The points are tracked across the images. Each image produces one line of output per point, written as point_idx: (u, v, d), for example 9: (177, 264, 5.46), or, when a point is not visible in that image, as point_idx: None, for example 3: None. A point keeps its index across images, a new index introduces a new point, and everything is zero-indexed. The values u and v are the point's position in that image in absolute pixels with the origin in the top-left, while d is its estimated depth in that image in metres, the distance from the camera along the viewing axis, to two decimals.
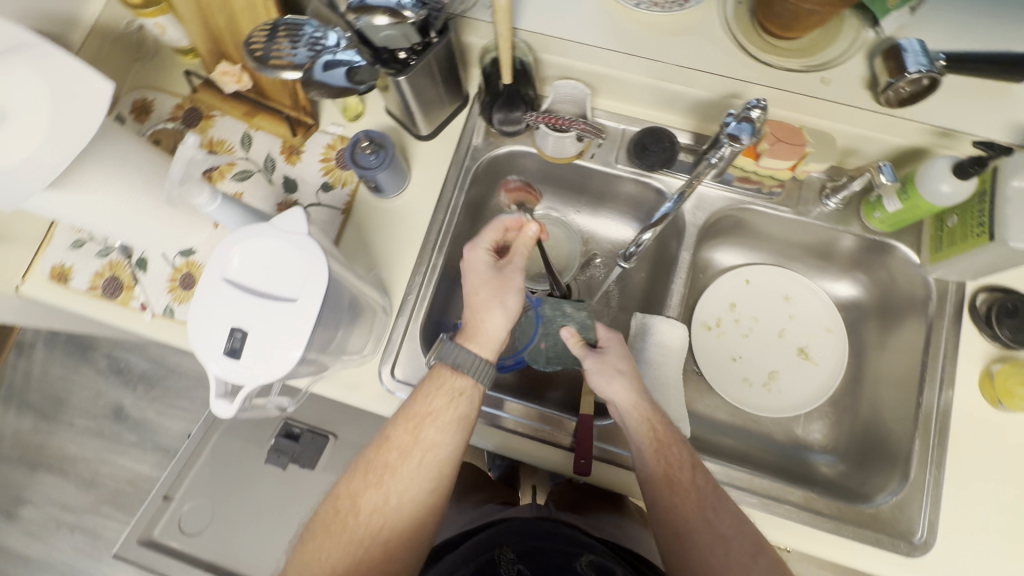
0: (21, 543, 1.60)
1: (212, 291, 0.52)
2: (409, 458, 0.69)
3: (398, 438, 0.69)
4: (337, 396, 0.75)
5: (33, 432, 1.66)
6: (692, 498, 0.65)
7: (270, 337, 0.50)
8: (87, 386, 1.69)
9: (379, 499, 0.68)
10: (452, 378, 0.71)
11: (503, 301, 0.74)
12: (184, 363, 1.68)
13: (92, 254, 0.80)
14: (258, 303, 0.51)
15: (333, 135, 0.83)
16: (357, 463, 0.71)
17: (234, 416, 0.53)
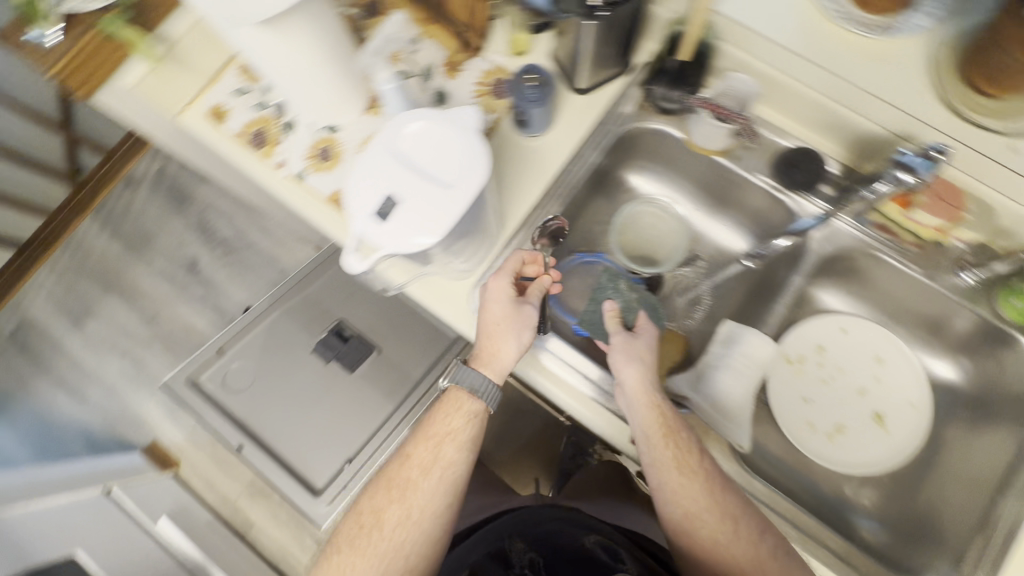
0: (78, 349, 1.74)
1: (382, 153, 0.55)
2: (429, 476, 0.77)
3: (417, 456, 0.78)
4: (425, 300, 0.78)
5: (117, 257, 1.80)
6: (704, 482, 0.66)
7: (419, 214, 0.54)
8: (174, 234, 1.81)
9: (402, 509, 0.77)
10: (467, 401, 0.78)
11: (518, 336, 0.73)
12: (262, 241, 1.78)
13: (250, 103, 0.86)
14: (420, 180, 0.54)
15: (493, 63, 0.86)
16: (380, 480, 0.80)
17: (359, 273, 0.56)
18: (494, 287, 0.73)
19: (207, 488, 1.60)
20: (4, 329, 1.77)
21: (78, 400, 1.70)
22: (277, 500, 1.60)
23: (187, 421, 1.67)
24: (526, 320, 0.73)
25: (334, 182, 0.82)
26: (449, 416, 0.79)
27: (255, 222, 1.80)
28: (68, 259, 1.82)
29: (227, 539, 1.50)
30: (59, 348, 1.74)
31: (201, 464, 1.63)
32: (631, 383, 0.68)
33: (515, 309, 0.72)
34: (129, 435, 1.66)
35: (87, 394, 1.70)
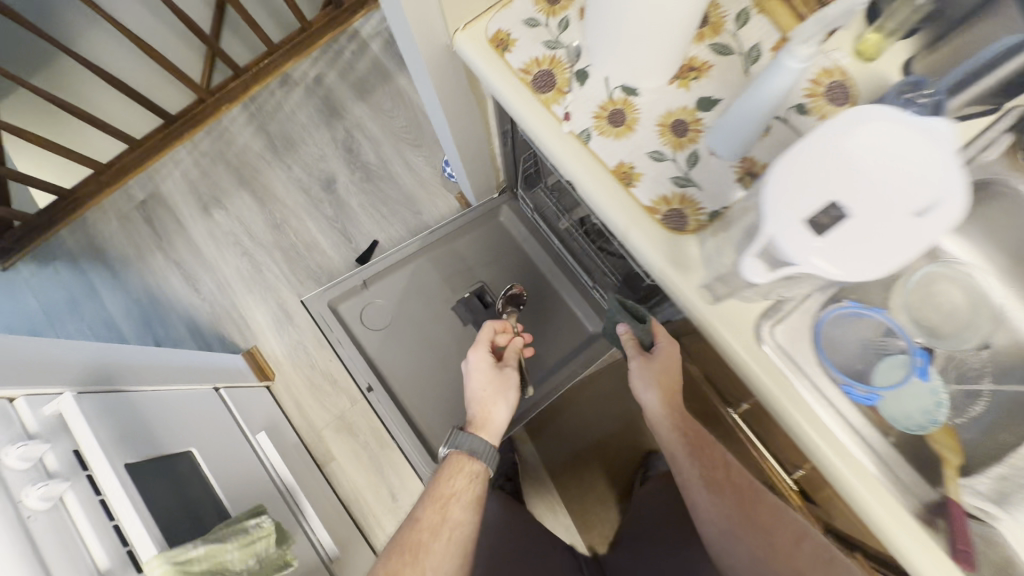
0: (201, 236, 1.71)
1: (826, 150, 0.45)
2: (440, 535, 0.92)
3: (428, 515, 0.94)
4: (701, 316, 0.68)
5: (257, 155, 1.75)
6: (732, 493, 0.82)
7: (866, 235, 0.44)
8: (317, 145, 1.75)
9: (425, 551, 0.91)
10: (468, 464, 1.01)
11: (504, 395, 1.09)
12: (404, 177, 1.71)
13: (540, 39, 0.76)
14: (882, 192, 0.44)
15: (833, 62, 0.72)
16: (393, 548, 0.92)
17: (755, 283, 0.50)
18: (475, 374, 1.10)
19: (296, 410, 1.57)
20: (136, 197, 1.75)
21: (191, 286, 1.68)
22: (361, 442, 1.55)
23: (291, 337, 1.63)
24: (507, 382, 1.10)
25: (621, 153, 0.71)
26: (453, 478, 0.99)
27: (401, 155, 1.72)
28: (210, 144, 1.78)
29: (310, 467, 1.47)
30: (183, 230, 1.72)
31: (295, 384, 1.59)
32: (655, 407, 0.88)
33: (497, 374, 1.11)
34: (233, 336, 1.63)
35: (201, 284, 1.67)
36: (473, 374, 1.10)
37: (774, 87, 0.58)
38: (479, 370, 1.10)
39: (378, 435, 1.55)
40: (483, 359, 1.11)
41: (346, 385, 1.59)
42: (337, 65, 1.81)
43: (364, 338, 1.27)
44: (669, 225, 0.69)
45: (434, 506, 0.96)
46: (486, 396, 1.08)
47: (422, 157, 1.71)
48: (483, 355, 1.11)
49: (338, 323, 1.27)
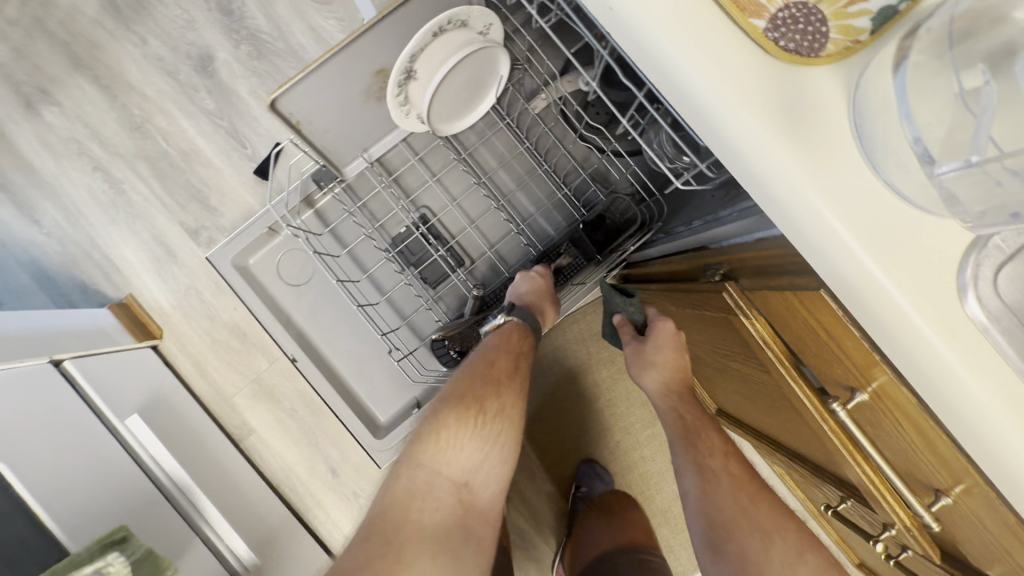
0: (30, 146, 1.21)
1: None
2: (512, 383, 0.75)
3: (502, 362, 0.75)
4: (853, 246, 0.31)
5: (94, 23, 1.21)
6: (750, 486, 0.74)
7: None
8: (181, 5, 1.21)
9: (491, 398, 0.72)
10: (529, 331, 0.82)
11: (553, 314, 0.88)
12: (312, 51, 1.22)
13: None
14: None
15: None
16: (465, 376, 0.73)
17: None
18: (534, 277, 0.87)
19: (197, 375, 1.20)
20: None
21: (28, 216, 1.21)
22: (287, 410, 1.21)
23: (177, 282, 1.21)
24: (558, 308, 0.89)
25: None
26: (517, 338, 0.80)
27: (303, 17, 1.21)
28: (18, 7, 1.21)
29: (221, 447, 1.14)
30: (3, 137, 1.21)
31: (191, 342, 1.20)
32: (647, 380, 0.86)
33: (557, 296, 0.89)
34: (99, 282, 1.21)
35: (41, 212, 1.21)
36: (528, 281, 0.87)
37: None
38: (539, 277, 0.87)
39: (307, 400, 1.21)
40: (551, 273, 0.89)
41: (259, 340, 1.21)
42: None
43: (288, 299, 1.03)
44: (781, 45, 0.30)
45: (504, 351, 0.77)
46: (543, 299, 0.85)
47: (333, 21, 1.21)
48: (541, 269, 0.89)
49: (256, 286, 1.02)
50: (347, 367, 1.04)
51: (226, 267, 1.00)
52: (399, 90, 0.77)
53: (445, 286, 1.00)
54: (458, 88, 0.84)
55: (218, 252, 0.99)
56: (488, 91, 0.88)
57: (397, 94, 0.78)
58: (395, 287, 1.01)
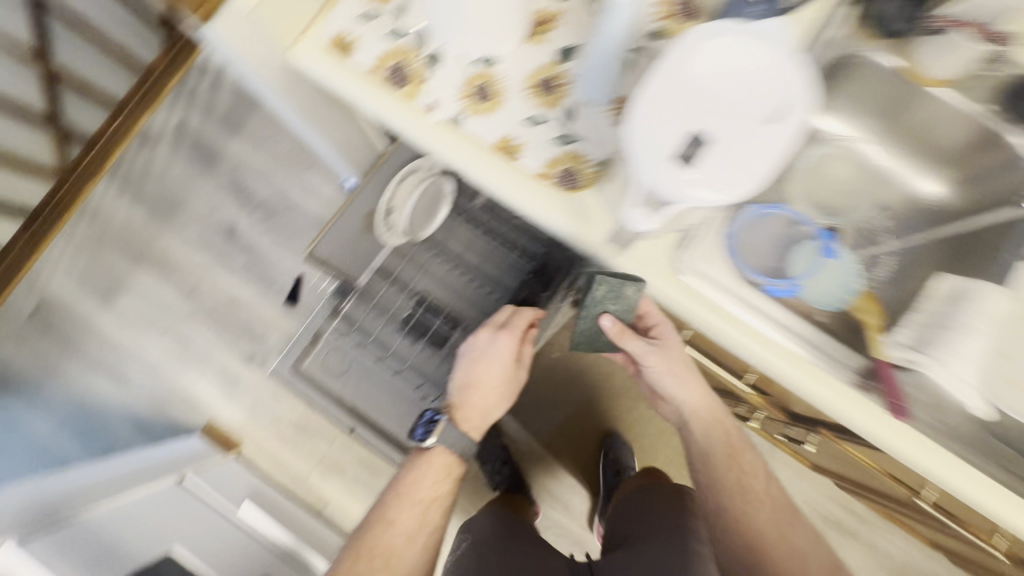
0: (113, 328, 1.58)
1: (772, 57, 0.47)
2: (412, 542, 0.83)
3: (400, 521, 0.84)
4: (619, 263, 0.68)
5: (144, 226, 1.62)
6: (759, 490, 0.93)
7: (755, 144, 0.47)
8: (205, 197, 1.63)
9: (391, 530, 0.83)
10: (451, 465, 0.90)
11: (507, 390, 0.95)
12: (308, 202, 1.62)
13: (381, 32, 0.71)
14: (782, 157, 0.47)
15: None
16: (351, 551, 0.82)
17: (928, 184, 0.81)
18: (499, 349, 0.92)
19: (276, 468, 1.51)
20: (24, 310, 1.58)
21: (120, 381, 1.56)
22: (352, 476, 1.51)
23: (245, 399, 1.54)
24: (513, 377, 0.94)
25: (497, 129, 0.70)
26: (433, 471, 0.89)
27: (296, 181, 1.62)
28: (86, 230, 1.63)
29: (309, 518, 1.43)
30: (92, 327, 1.58)
31: (266, 443, 1.52)
32: (671, 392, 0.97)
33: (510, 368, 0.94)
34: (184, 417, 1.55)
35: (130, 375, 1.56)
36: (492, 354, 0.93)
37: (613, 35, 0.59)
38: (487, 358, 0.93)
39: (366, 464, 1.51)
40: (502, 346, 0.92)
41: (318, 428, 1.53)
42: (196, 105, 1.65)
43: (335, 387, 1.37)
44: (564, 186, 0.69)
45: (409, 507, 0.86)
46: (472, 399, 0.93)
47: (319, 177, 1.62)
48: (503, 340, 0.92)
49: (311, 382, 1.38)
50: (392, 426, 1.38)
51: (288, 374, 1.39)
52: (383, 215, 1.20)
53: (450, 344, 1.35)
54: (423, 210, 1.27)
55: (279, 366, 1.39)
56: (444, 206, 1.30)
57: (382, 220, 1.21)
58: (413, 356, 1.35)
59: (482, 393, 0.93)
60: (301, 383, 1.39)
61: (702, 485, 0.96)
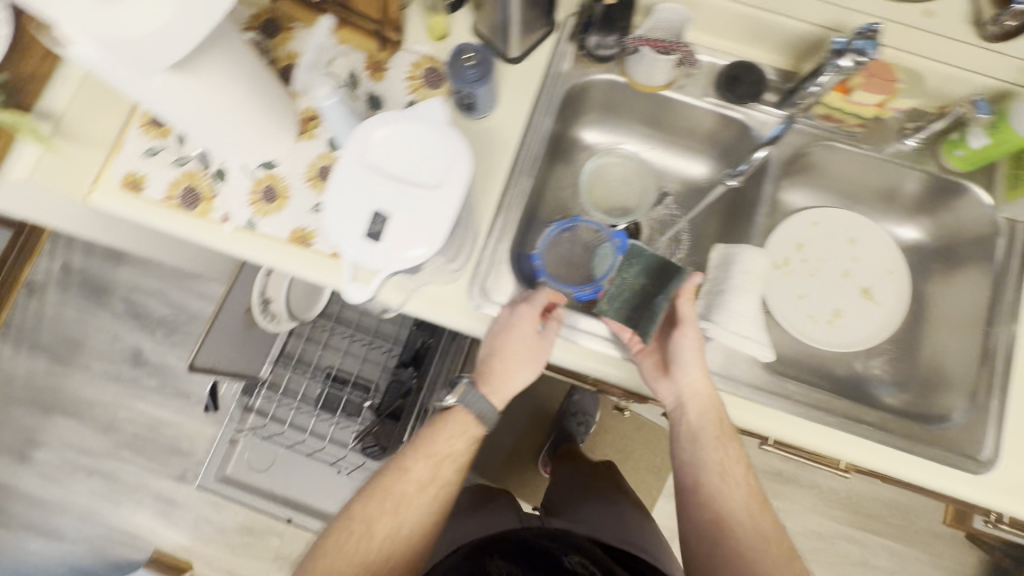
0: (36, 485, 1.55)
1: (436, 130, 0.52)
2: (424, 492, 0.72)
3: (416, 470, 0.72)
4: (423, 312, 0.75)
5: (47, 373, 1.61)
6: (745, 491, 0.71)
7: (429, 207, 0.50)
8: (104, 329, 1.64)
9: (375, 510, 0.70)
10: (472, 423, 0.74)
11: (532, 365, 0.73)
12: (207, 309, 1.65)
13: (167, 163, 0.78)
14: (458, 209, 0.51)
15: (417, 55, 0.81)
16: (372, 484, 0.73)
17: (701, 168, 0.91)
18: (523, 318, 0.72)
19: None
20: None
21: (53, 537, 1.52)
22: None
23: (185, 519, 1.53)
24: (540, 350, 0.73)
25: (289, 222, 0.76)
26: (445, 434, 0.74)
27: (191, 291, 1.65)
28: None
29: None
30: (13, 490, 1.55)
31: (216, 557, 1.50)
32: (683, 384, 0.71)
33: (538, 341, 0.73)
34: (127, 554, 1.52)
35: (63, 528, 1.53)
36: (517, 325, 0.73)
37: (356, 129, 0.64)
38: (514, 333, 0.72)
39: None
40: (526, 319, 0.72)
41: (265, 526, 1.52)
42: (76, 244, 1.67)
43: (264, 481, 1.41)
44: None
45: (426, 457, 0.73)
46: (508, 372, 0.73)
47: (212, 282, 1.65)
48: (530, 306, 0.72)
49: (241, 485, 1.42)
50: (331, 502, 1.40)
51: (217, 482, 1.41)
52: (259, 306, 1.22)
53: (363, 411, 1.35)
54: (303, 292, 1.31)
55: (206, 477, 1.41)
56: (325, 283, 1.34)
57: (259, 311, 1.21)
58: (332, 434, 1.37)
59: (497, 361, 0.72)
60: (232, 488, 1.41)
61: (683, 465, 0.74)
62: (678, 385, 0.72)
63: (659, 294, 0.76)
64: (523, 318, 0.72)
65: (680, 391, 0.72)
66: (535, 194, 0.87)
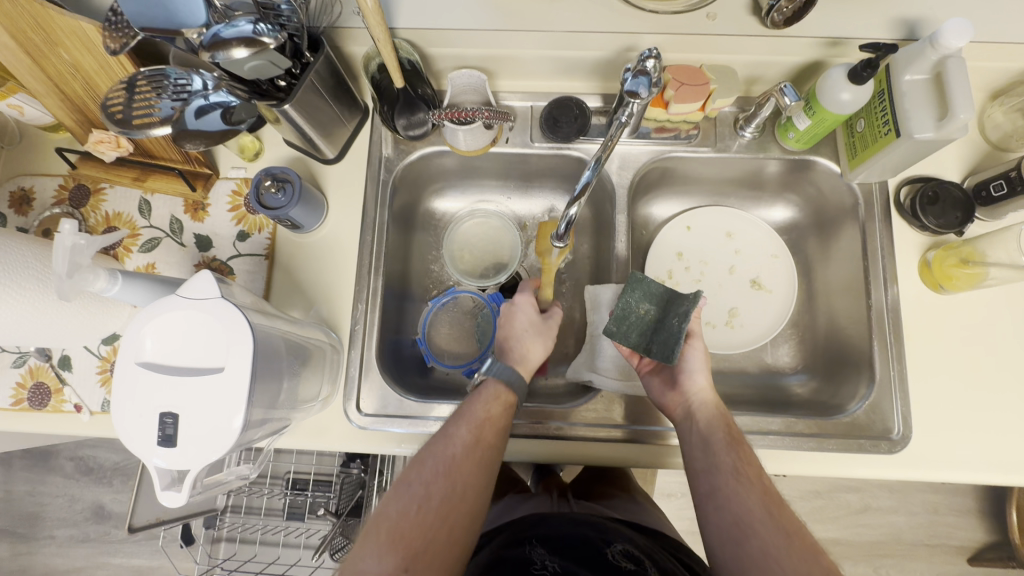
0: None
1: (208, 306, 0.50)
2: (457, 469, 0.57)
3: (462, 437, 0.59)
4: (304, 446, 0.72)
5: (13, 555, 1.56)
6: (757, 488, 0.57)
7: (221, 390, 0.48)
8: (57, 495, 1.58)
9: (406, 502, 0.55)
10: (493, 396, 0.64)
11: (545, 340, 0.72)
12: None
13: (7, 365, 0.74)
14: (252, 381, 0.49)
15: (236, 180, 0.78)
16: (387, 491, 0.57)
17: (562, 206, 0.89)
18: (524, 302, 0.74)
19: None
20: None
21: None
22: None
23: None
24: (548, 325, 0.74)
25: None
26: (481, 405, 0.62)
27: None
28: None
29: None
30: None
31: None
32: (690, 390, 0.66)
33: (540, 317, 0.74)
34: None
35: None
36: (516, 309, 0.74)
37: (156, 294, 0.60)
38: (518, 311, 0.73)
39: None
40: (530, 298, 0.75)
41: None
42: None
43: None
44: None
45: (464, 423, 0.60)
46: (521, 344, 0.70)
47: None
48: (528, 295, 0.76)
49: None
50: None
51: None
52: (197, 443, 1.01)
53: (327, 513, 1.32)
54: None
55: None
56: None
57: None
58: (304, 541, 1.35)
59: (523, 334, 0.71)
60: None
61: (693, 473, 0.61)
62: (686, 397, 0.65)
63: (674, 318, 0.69)
64: (523, 300, 0.75)
65: (690, 403, 0.65)
66: (402, 280, 0.85)
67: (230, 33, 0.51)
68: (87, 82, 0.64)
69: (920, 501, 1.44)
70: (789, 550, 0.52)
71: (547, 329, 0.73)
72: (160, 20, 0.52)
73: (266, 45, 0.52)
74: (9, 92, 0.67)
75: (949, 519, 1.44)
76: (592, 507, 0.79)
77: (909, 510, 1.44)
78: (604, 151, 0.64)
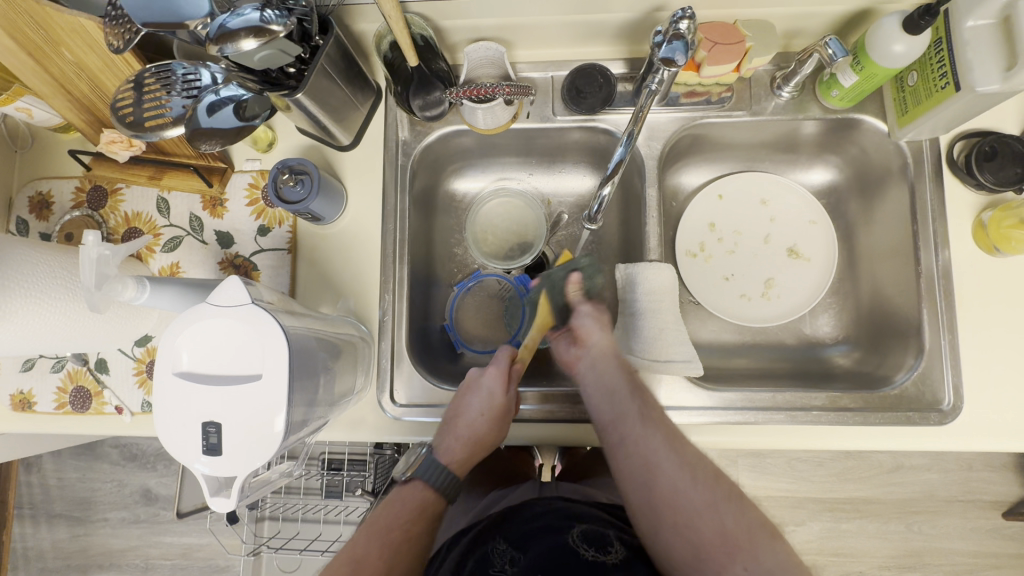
0: None
1: (244, 322, 0.49)
2: None
3: (369, 561, 0.55)
4: (342, 438, 0.73)
5: (72, 537, 1.65)
6: (663, 429, 0.59)
7: (259, 397, 0.48)
8: (105, 480, 1.64)
9: None
10: (414, 502, 0.61)
11: (490, 431, 0.64)
12: None
13: (46, 370, 0.75)
14: (290, 385, 0.49)
15: (252, 173, 0.76)
16: None
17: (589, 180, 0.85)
18: (487, 385, 0.65)
19: None
20: None
21: None
22: None
23: None
24: (503, 411, 0.64)
25: None
26: (397, 513, 0.60)
27: None
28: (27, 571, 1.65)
29: None
30: None
31: None
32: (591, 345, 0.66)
33: (498, 402, 0.64)
34: None
35: None
36: (476, 389, 0.65)
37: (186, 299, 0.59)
38: (475, 393, 0.65)
39: None
40: (494, 378, 0.65)
41: None
42: None
43: None
44: None
45: (374, 546, 0.57)
46: (461, 435, 0.64)
47: None
48: (498, 370, 0.65)
49: None
50: None
51: None
52: None
53: None
54: None
55: None
56: None
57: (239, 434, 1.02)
58: (344, 518, 1.40)
59: (469, 422, 0.64)
60: None
61: (602, 424, 0.62)
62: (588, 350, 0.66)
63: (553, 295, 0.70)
64: (487, 379, 0.65)
65: (592, 357, 0.65)
66: (426, 266, 0.83)
67: (237, 23, 0.48)
68: (92, 81, 0.62)
69: (954, 459, 1.43)
70: (694, 479, 0.56)
71: (497, 423, 0.64)
72: (159, 14, 0.49)
73: (274, 33, 0.49)
74: (15, 95, 0.65)
75: (984, 475, 1.42)
76: (579, 490, 0.74)
77: (942, 467, 1.42)
78: (635, 124, 0.60)
